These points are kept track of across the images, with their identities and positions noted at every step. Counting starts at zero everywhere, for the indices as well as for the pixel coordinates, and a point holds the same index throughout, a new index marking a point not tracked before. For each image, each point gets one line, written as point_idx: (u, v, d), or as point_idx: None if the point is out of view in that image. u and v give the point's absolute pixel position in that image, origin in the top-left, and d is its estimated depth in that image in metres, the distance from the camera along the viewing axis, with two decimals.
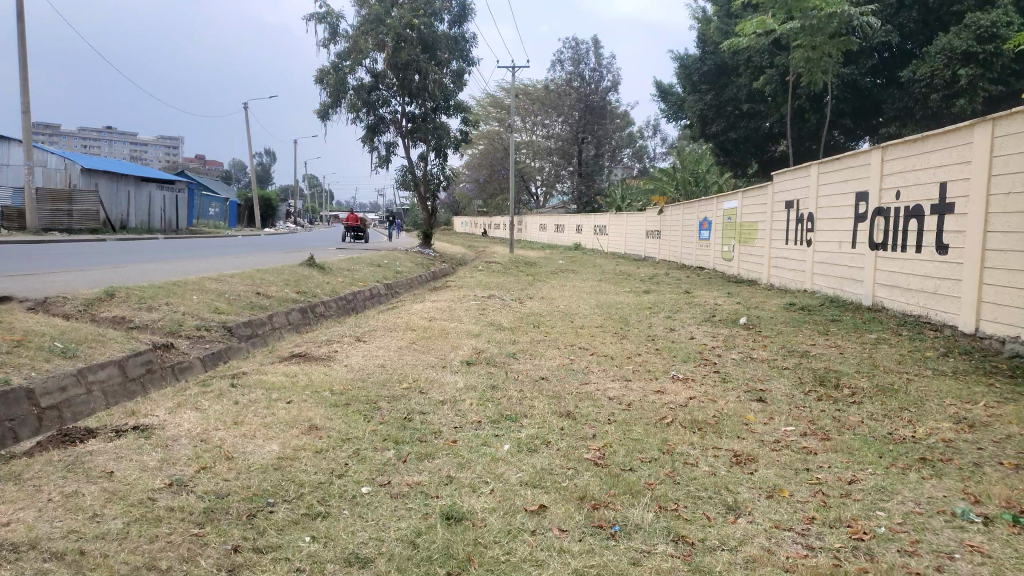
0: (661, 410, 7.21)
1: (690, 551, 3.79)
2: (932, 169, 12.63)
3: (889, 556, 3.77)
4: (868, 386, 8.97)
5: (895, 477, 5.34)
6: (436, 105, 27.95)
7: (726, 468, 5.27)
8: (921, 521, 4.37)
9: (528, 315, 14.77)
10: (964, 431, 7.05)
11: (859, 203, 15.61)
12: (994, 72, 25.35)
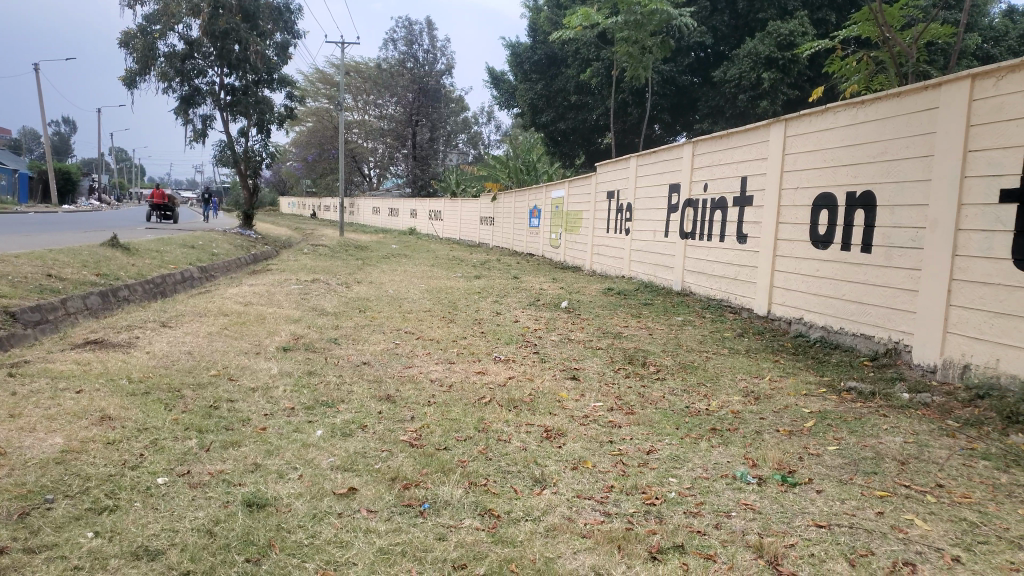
0: (481, 391, 7.40)
1: (496, 523, 3.94)
2: (736, 165, 13.74)
3: (675, 517, 4.12)
4: (671, 364, 9.68)
5: (689, 445, 5.82)
6: (258, 78, 26.65)
7: (537, 443, 5.50)
8: (706, 484, 4.81)
9: (353, 300, 14.53)
10: (750, 403, 7.82)
11: (672, 194, 16.67)
12: (792, 77, 28.18)
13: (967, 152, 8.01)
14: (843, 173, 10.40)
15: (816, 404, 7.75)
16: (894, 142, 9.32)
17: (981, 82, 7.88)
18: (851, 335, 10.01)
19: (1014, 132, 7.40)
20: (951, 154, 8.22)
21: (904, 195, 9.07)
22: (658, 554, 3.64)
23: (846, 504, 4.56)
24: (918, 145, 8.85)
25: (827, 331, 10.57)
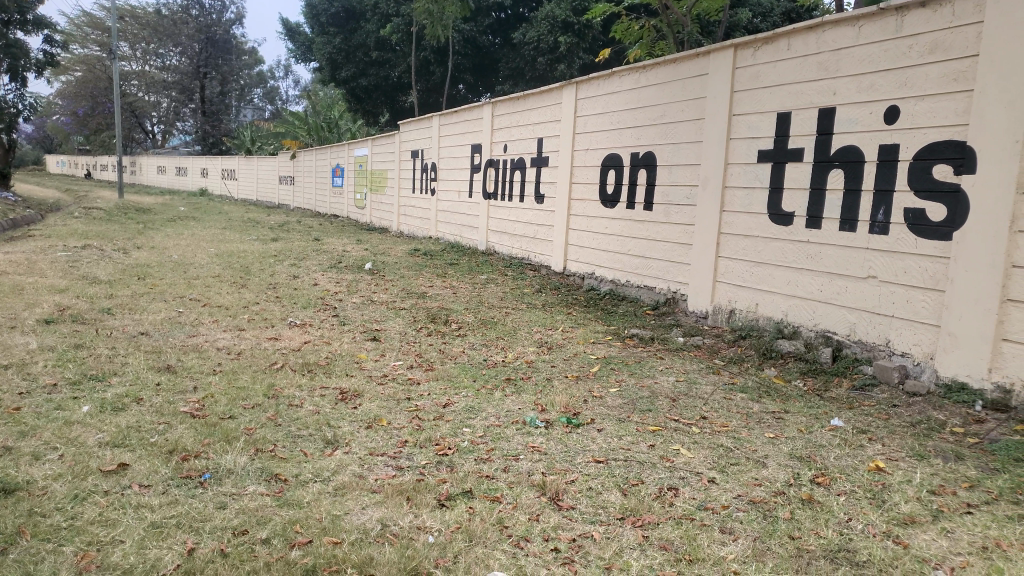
0: (273, 356, 7.15)
1: (283, 487, 3.85)
2: (532, 125, 14.12)
3: (466, 465, 4.26)
4: (471, 320, 9.90)
5: (484, 397, 6.01)
6: (6, 17, 23.43)
7: (331, 405, 5.42)
8: (498, 432, 5.01)
9: (132, 266, 13.38)
10: (543, 353, 8.20)
11: (473, 154, 16.84)
12: (587, 42, 29.36)
13: (732, 116, 8.78)
14: (629, 135, 11.02)
15: (603, 351, 8.29)
16: (671, 105, 10.00)
17: (742, 52, 8.63)
18: (636, 287, 10.75)
19: (769, 99, 8.21)
20: (718, 118, 8.96)
21: (680, 156, 9.80)
22: (446, 502, 3.75)
23: (623, 440, 4.94)
24: (692, 109, 9.56)
25: (617, 284, 11.28)
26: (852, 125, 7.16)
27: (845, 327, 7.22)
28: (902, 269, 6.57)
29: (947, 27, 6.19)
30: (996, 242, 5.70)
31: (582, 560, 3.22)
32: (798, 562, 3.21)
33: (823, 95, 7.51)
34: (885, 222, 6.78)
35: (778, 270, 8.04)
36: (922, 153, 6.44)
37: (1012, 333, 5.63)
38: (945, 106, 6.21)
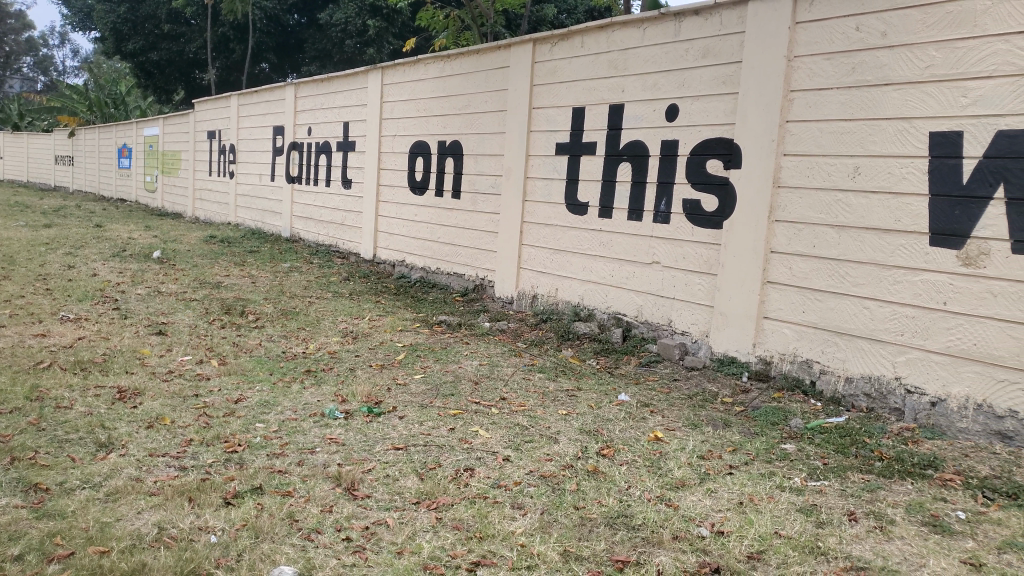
0: (39, 355, 6.44)
1: (43, 497, 3.51)
2: (337, 110, 13.76)
3: (257, 461, 4.11)
4: (271, 311, 9.50)
5: (280, 390, 5.81)
6: None
7: (106, 406, 4.99)
8: (293, 425, 4.86)
9: None
10: (347, 342, 8.06)
11: (275, 137, 16.12)
12: (396, 28, 29.14)
13: (532, 108, 9.07)
14: (434, 123, 11.06)
15: (408, 339, 8.29)
16: (475, 95, 10.16)
17: (540, 47, 8.94)
18: (445, 275, 10.85)
19: (565, 93, 8.58)
20: (519, 110, 9.22)
21: (484, 146, 9.99)
22: (232, 499, 3.60)
23: (423, 426, 4.98)
24: (494, 100, 9.77)
25: (426, 272, 11.30)
26: (639, 121, 7.67)
27: (634, 309, 7.72)
28: (683, 255, 7.13)
29: (717, 34, 6.78)
30: (757, 231, 6.34)
31: (374, 547, 3.23)
32: (580, 531, 3.41)
33: (613, 91, 7.96)
34: (667, 212, 7.32)
35: (575, 257, 8.45)
36: (698, 149, 7.02)
37: (771, 311, 6.30)
38: (716, 107, 6.81)
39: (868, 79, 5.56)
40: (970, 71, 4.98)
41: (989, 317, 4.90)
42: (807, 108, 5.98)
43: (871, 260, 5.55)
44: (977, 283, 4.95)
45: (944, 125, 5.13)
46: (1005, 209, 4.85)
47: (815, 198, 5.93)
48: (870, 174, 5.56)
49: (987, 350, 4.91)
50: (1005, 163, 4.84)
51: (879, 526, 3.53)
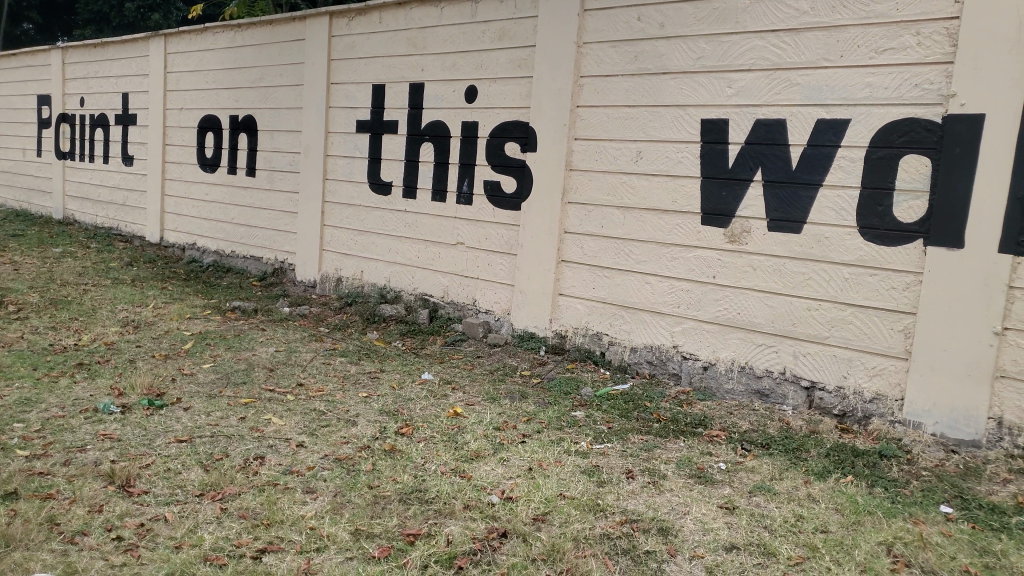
0: None
1: None
2: (114, 79, 12.57)
3: (13, 465, 3.70)
4: (36, 300, 8.54)
5: (45, 387, 5.25)
6: None
7: None
8: (59, 424, 4.42)
9: None
10: (127, 332, 7.44)
11: (40, 107, 14.43)
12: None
13: (330, 84, 8.81)
14: (225, 96, 10.42)
15: (198, 326, 7.79)
16: (269, 68, 9.68)
17: (338, 21, 8.69)
18: (242, 258, 10.27)
19: (365, 70, 8.41)
20: (317, 85, 8.92)
21: (280, 122, 9.56)
22: None
23: (210, 416, 4.72)
24: (290, 74, 9.37)
25: (221, 255, 10.65)
26: (438, 101, 7.69)
27: (439, 290, 7.77)
28: (485, 235, 7.27)
29: (512, 18, 6.95)
30: (553, 211, 6.59)
31: (148, 544, 3.04)
32: (373, 508, 3.41)
33: (412, 70, 7.92)
34: (468, 192, 7.43)
35: (378, 238, 8.35)
36: (495, 131, 7.17)
37: (567, 288, 6.60)
38: (512, 90, 6.98)
39: (648, 67, 5.94)
40: (733, 63, 5.47)
41: (750, 288, 5.45)
42: (595, 94, 6.30)
43: (653, 238, 5.96)
44: (741, 257, 5.49)
45: (713, 113, 5.61)
46: (762, 190, 5.40)
47: (603, 180, 6.27)
48: (651, 157, 5.96)
49: (749, 318, 5.47)
50: (762, 149, 5.39)
51: (651, 481, 3.84)
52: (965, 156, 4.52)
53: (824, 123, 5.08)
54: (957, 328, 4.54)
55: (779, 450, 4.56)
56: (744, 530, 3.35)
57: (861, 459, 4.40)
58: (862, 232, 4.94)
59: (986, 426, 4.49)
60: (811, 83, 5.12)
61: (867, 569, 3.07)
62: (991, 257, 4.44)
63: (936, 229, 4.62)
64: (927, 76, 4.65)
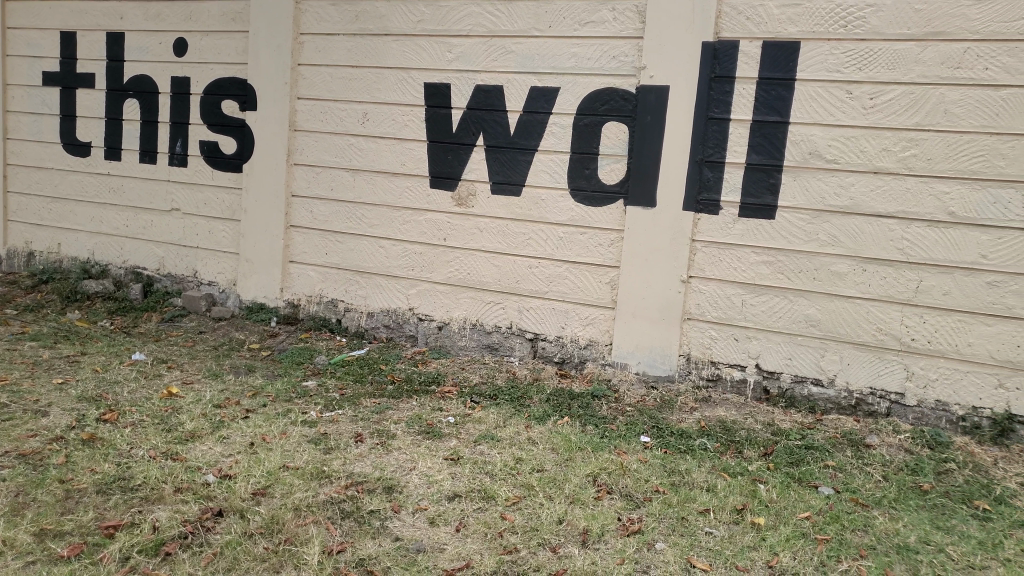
0: None
1: None
2: None
3: None
4: None
5: None
6: None
7: None
8: None
9: None
10: None
11: None
12: None
13: (6, 29, 7.58)
14: None
15: None
16: None
17: None
18: None
19: (48, 15, 7.33)
20: None
21: None
22: None
23: None
24: None
25: None
26: (142, 53, 6.94)
27: (154, 262, 7.07)
28: (203, 201, 6.74)
29: None
30: (278, 174, 6.28)
31: None
32: (64, 505, 3.06)
33: (109, 17, 7.06)
34: (183, 154, 6.83)
35: (77, 206, 7.40)
36: (209, 88, 6.64)
37: (296, 255, 6.34)
38: (226, 45, 6.49)
39: (369, 28, 5.83)
40: (452, 29, 5.55)
41: (477, 249, 5.63)
42: (317, 52, 6.07)
43: (383, 202, 5.92)
44: (467, 220, 5.65)
45: (436, 77, 5.66)
46: (484, 154, 5.58)
47: (329, 142, 6.09)
48: (377, 120, 5.89)
49: (476, 278, 5.65)
50: (482, 114, 5.55)
51: (380, 442, 3.87)
52: (655, 124, 5.02)
53: (537, 90, 5.35)
54: (652, 277, 5.08)
55: (505, 399, 4.80)
56: (466, 479, 3.50)
57: (576, 401, 4.78)
58: (573, 194, 5.30)
59: (678, 363, 5.10)
60: (524, 51, 5.36)
61: (574, 499, 3.36)
62: (678, 214, 4.99)
63: (634, 189, 5.10)
64: (622, 49, 5.08)
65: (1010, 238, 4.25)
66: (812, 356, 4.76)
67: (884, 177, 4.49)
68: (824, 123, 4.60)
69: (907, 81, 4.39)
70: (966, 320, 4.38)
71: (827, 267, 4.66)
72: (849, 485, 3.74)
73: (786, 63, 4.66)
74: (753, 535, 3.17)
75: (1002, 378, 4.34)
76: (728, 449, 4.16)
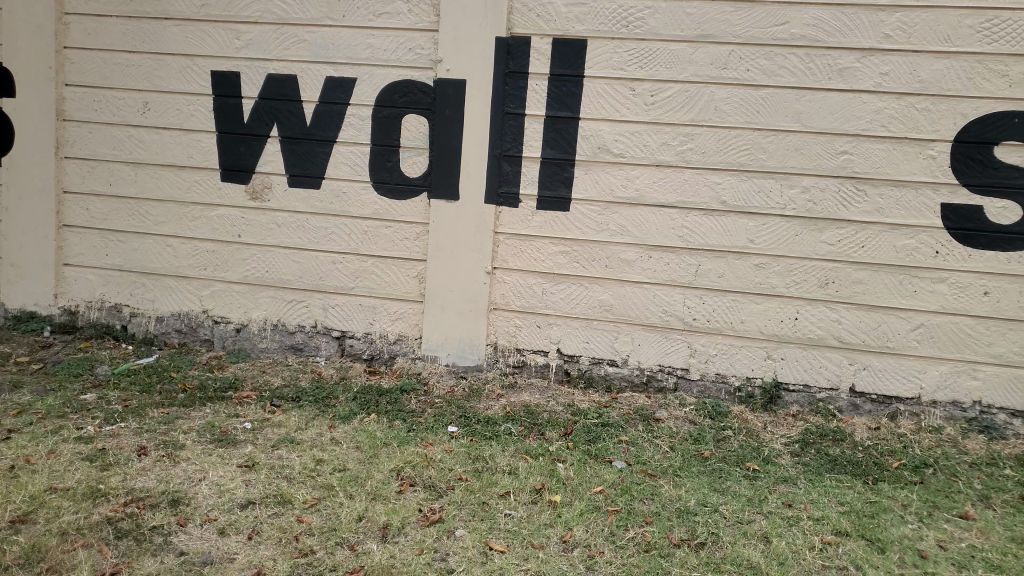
0: None
1: None
2: None
3: None
4: None
5: None
6: None
7: None
8: None
9: None
10: None
11: None
12: None
13: None
14: None
15: None
16: None
17: None
18: None
19: None
20: None
21: None
22: None
23: None
24: None
25: None
26: None
27: None
28: None
29: None
30: (44, 169, 5.68)
31: None
32: None
33: None
34: None
35: None
36: None
37: (71, 257, 5.77)
38: None
39: (146, 10, 5.41)
40: (239, 14, 5.28)
41: (276, 245, 5.41)
42: (85, 34, 5.54)
43: (170, 198, 5.53)
44: (264, 215, 5.41)
45: (223, 64, 5.36)
46: (279, 146, 5.36)
47: (105, 133, 5.59)
48: (160, 109, 5.48)
49: (276, 275, 5.43)
50: (275, 104, 5.33)
51: (166, 453, 3.62)
52: (454, 117, 5.06)
53: (333, 81, 5.22)
54: (457, 270, 5.13)
55: (308, 401, 4.65)
56: (262, 484, 3.37)
57: (383, 397, 4.73)
58: (375, 186, 5.23)
59: (485, 353, 5.19)
60: (318, 40, 5.21)
61: (376, 495, 3.34)
62: (479, 207, 5.07)
63: (435, 182, 5.11)
64: (418, 42, 5.08)
65: (773, 225, 4.72)
66: (608, 339, 5.02)
67: (665, 170, 4.82)
68: (611, 118, 4.86)
69: (681, 79, 4.74)
70: (739, 299, 4.81)
71: (618, 255, 4.94)
72: (639, 457, 3.99)
73: (573, 59, 4.87)
74: (549, 513, 3.30)
75: (769, 350, 4.81)
76: (531, 432, 4.30)
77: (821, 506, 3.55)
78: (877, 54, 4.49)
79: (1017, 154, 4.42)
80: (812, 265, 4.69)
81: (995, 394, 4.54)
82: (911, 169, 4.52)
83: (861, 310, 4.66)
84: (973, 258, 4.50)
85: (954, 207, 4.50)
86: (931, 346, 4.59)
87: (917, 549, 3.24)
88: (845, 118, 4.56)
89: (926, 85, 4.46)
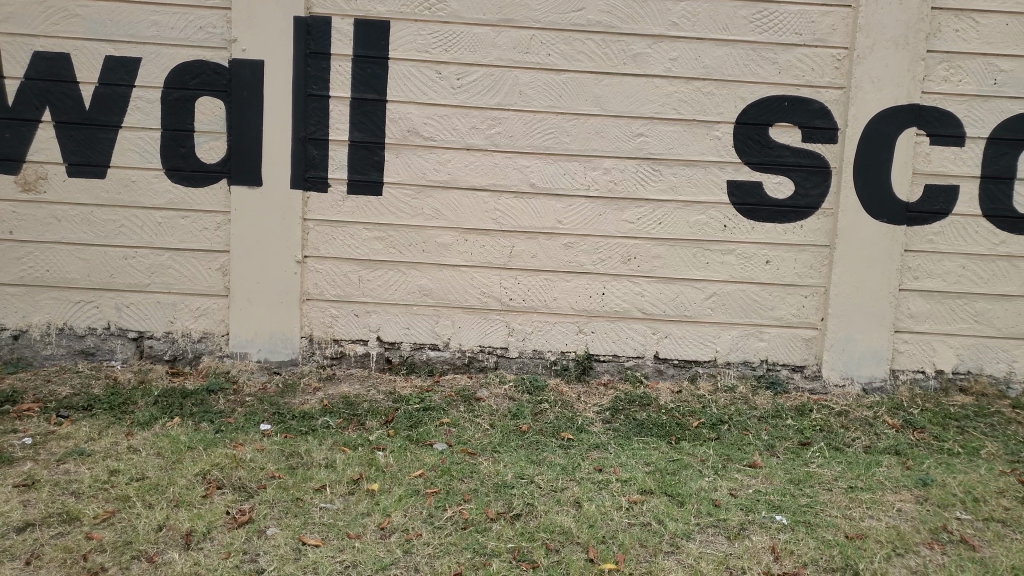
0: None
1: None
2: None
3: None
4: None
5: None
6: None
7: None
8: None
9: None
10: None
11: None
12: None
13: None
14: None
15: None
16: None
17: None
18: None
19: None
20: None
21: None
22: None
23: None
24: None
25: None
26: None
27: None
28: None
29: None
30: None
31: None
32: None
33: None
34: None
35: None
36: None
37: None
38: None
39: None
40: None
41: (57, 242, 4.91)
42: None
43: None
44: (40, 208, 4.89)
45: None
46: (54, 132, 4.85)
47: None
48: None
49: (59, 274, 4.93)
50: (46, 86, 4.82)
51: None
52: (252, 100, 4.82)
53: (113, 61, 4.79)
54: (264, 260, 4.91)
55: (102, 409, 4.28)
56: (43, 504, 3.08)
57: (189, 399, 4.44)
58: (168, 174, 4.88)
59: (300, 345, 5.01)
60: (93, 15, 4.76)
61: (178, 502, 3.15)
62: (285, 194, 4.87)
63: (236, 168, 4.85)
64: (209, 19, 4.77)
65: (579, 205, 4.90)
66: (427, 324, 5.01)
67: (475, 153, 4.87)
68: (419, 102, 4.83)
69: (486, 63, 4.79)
70: (551, 278, 4.96)
71: (434, 239, 4.93)
72: (460, 438, 4.02)
73: (377, 41, 4.78)
74: (367, 502, 3.26)
75: (582, 325, 5.01)
76: (350, 423, 4.21)
77: (629, 468, 3.76)
78: (665, 41, 4.78)
79: (789, 135, 4.87)
80: (617, 242, 4.93)
81: (779, 352, 5.00)
82: (700, 149, 4.86)
83: (661, 283, 4.96)
84: (756, 230, 4.92)
85: (738, 184, 4.89)
86: (723, 313, 4.97)
87: (711, 499, 3.52)
88: (640, 102, 4.82)
89: (709, 71, 4.80)
